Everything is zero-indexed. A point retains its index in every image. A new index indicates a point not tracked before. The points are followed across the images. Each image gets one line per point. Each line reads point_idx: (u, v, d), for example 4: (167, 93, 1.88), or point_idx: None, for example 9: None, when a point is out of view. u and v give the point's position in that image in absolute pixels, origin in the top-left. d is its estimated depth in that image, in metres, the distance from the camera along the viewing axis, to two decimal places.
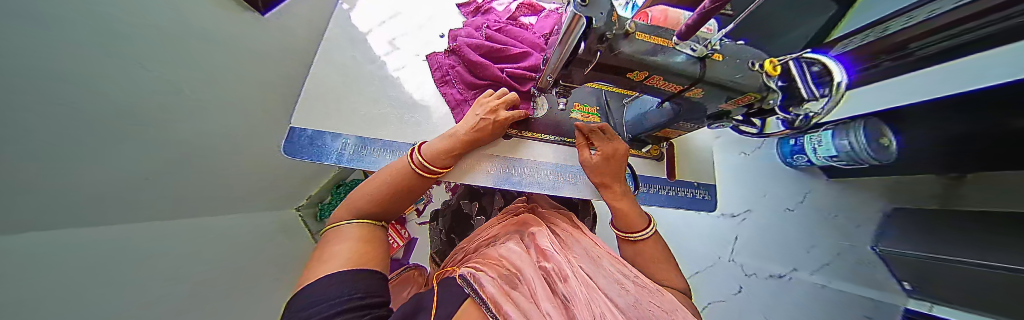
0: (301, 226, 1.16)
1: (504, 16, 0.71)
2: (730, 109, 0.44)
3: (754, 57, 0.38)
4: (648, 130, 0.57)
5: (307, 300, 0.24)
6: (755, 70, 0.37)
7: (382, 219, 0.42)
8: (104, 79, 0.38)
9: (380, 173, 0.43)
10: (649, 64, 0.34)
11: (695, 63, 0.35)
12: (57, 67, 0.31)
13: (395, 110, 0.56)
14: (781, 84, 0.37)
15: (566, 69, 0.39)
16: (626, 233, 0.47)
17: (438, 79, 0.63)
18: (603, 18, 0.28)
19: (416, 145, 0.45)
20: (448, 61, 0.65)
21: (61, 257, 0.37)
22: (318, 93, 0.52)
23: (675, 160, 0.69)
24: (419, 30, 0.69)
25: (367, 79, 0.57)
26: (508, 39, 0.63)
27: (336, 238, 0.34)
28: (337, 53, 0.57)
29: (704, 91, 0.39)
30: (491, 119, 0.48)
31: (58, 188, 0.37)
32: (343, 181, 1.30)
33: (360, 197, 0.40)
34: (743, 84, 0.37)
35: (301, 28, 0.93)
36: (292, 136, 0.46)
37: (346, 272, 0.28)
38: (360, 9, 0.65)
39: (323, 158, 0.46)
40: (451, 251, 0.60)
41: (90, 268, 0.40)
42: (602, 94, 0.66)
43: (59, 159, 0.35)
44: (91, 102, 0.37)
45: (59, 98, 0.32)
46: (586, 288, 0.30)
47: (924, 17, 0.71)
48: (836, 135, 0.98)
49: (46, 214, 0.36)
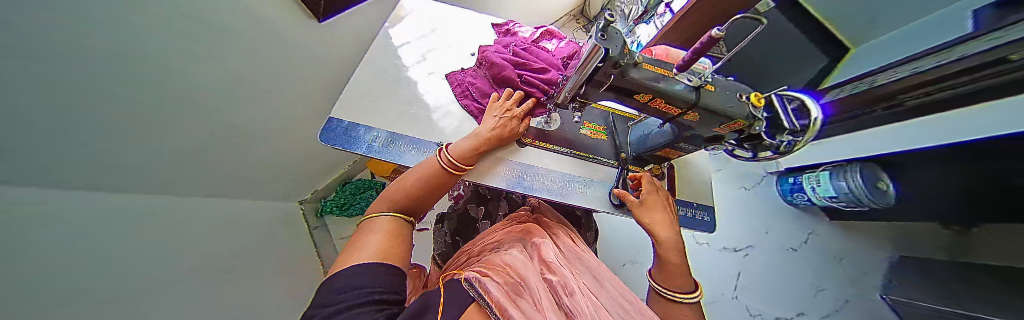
0: (302, 220, 1.21)
1: (528, 40, 0.79)
2: (724, 134, 0.47)
3: (741, 91, 0.44)
4: (649, 150, 0.61)
5: (341, 283, 0.26)
6: (744, 102, 0.42)
7: (409, 215, 0.45)
8: (108, 40, 0.41)
9: (411, 171, 0.46)
10: (654, 90, 0.39)
11: (692, 91, 0.40)
12: (60, 21, 0.33)
13: (422, 111, 0.61)
14: (767, 114, 0.41)
15: (583, 88, 0.44)
16: (680, 294, 0.41)
17: (459, 93, 0.66)
18: (618, 49, 0.34)
19: (443, 146, 0.49)
20: (469, 78, 0.69)
21: (49, 212, 0.38)
22: (359, 91, 0.58)
23: (676, 181, 0.69)
24: (452, 46, 0.76)
25: (401, 82, 0.63)
26: (530, 57, 0.69)
27: (367, 230, 0.37)
28: (379, 60, 0.65)
29: (700, 115, 0.43)
30: (509, 118, 0.54)
31: (47, 138, 0.38)
32: (350, 180, 1.37)
33: (393, 192, 0.43)
34: (735, 113, 0.40)
35: (338, 36, 1.04)
36: (330, 125, 0.51)
37: (371, 264, 0.30)
38: (400, 27, 0.73)
39: (353, 147, 0.49)
40: (454, 254, 0.61)
41: (68, 230, 0.40)
42: (609, 116, 0.72)
43: (54, 117, 0.37)
44: (88, 61, 0.39)
45: (58, 63, 0.35)
46: (593, 307, 0.31)
47: (902, 75, 0.77)
48: (834, 175, 1.01)
49: (35, 162, 0.37)
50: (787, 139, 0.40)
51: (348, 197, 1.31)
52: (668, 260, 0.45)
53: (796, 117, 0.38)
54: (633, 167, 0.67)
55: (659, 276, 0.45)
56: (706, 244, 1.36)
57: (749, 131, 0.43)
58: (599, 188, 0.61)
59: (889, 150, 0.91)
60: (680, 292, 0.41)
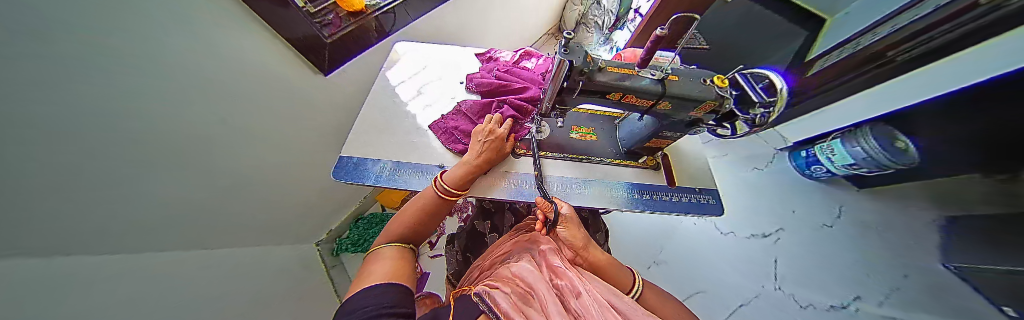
0: (320, 261, 1.23)
1: (509, 63, 0.86)
2: (700, 117, 0.49)
3: (705, 75, 0.48)
4: (640, 142, 0.62)
5: (353, 306, 0.28)
6: (708, 84, 0.45)
7: (410, 243, 0.47)
8: (121, 86, 0.45)
9: (411, 201, 0.49)
10: (623, 87, 0.42)
11: (658, 83, 0.43)
12: (79, 68, 0.37)
13: (423, 138, 0.65)
14: (736, 92, 0.44)
15: (560, 96, 0.47)
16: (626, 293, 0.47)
17: (449, 145, 0.63)
18: (581, 60, 0.39)
19: (439, 175, 0.51)
20: (454, 124, 0.66)
21: (50, 261, 0.38)
22: (364, 131, 0.63)
23: (673, 172, 0.68)
24: (442, 79, 0.83)
25: (400, 118, 0.68)
26: (512, 78, 0.75)
27: (376, 258, 0.39)
28: (379, 102, 0.71)
29: (672, 104, 0.45)
30: (491, 141, 0.54)
31: (54, 183, 0.39)
32: (363, 215, 1.41)
33: (396, 227, 0.46)
34: (703, 96, 0.43)
35: None
36: (341, 162, 0.55)
37: (380, 286, 0.31)
38: (395, 69, 0.81)
39: (363, 179, 0.53)
40: (467, 270, 0.60)
41: (93, 273, 0.43)
42: (597, 118, 0.76)
43: (81, 163, 0.42)
44: (99, 108, 0.42)
45: (77, 106, 0.38)
46: (600, 306, 0.31)
47: (887, 31, 0.75)
48: (845, 142, 0.93)
49: (43, 212, 0.38)
50: (760, 112, 0.42)
51: (361, 233, 1.33)
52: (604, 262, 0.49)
53: (763, 91, 0.41)
54: (627, 162, 0.68)
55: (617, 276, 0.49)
56: (731, 233, 1.28)
57: (721, 111, 0.46)
58: (600, 186, 0.62)
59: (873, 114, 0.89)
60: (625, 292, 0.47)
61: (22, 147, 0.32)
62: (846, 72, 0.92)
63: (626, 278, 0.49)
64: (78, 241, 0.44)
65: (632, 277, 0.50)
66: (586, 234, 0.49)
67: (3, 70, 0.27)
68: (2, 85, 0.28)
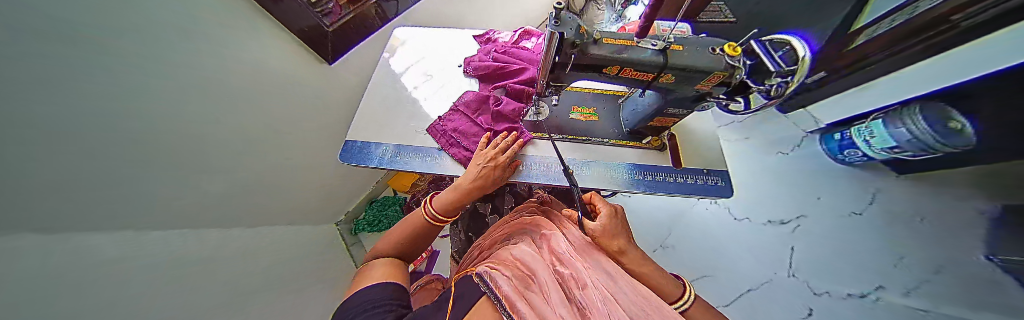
0: (340, 240, 1.33)
1: (508, 43, 0.82)
2: (708, 90, 0.45)
3: (716, 44, 0.43)
4: (641, 122, 0.60)
5: (355, 303, 0.33)
6: (717, 54, 0.41)
7: (408, 260, 0.51)
8: (148, 85, 0.46)
9: (404, 221, 0.53)
10: (619, 60, 0.40)
11: (660, 54, 0.40)
12: (97, 68, 0.37)
13: (422, 122, 0.66)
14: (750, 62, 0.40)
15: (554, 72, 0.45)
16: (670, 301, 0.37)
17: (446, 140, 0.62)
18: (573, 30, 0.38)
19: (428, 198, 0.55)
20: (451, 121, 0.64)
21: (104, 241, 0.43)
22: (366, 117, 0.65)
23: (679, 151, 0.66)
24: (442, 63, 0.82)
25: (400, 103, 0.69)
26: (511, 59, 0.74)
27: (372, 265, 0.43)
28: (381, 87, 0.72)
29: (676, 77, 0.42)
30: (490, 166, 0.53)
31: (98, 175, 0.42)
32: (377, 198, 1.48)
33: (387, 238, 0.50)
34: (710, 67, 0.40)
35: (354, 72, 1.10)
36: (347, 146, 0.59)
37: (374, 287, 0.35)
38: (397, 56, 0.81)
39: (368, 162, 0.57)
40: (468, 250, 0.63)
41: (143, 250, 0.49)
42: (600, 98, 0.73)
43: (124, 156, 0.46)
44: (125, 104, 0.43)
45: (99, 106, 0.39)
46: (606, 300, 0.30)
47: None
48: (887, 123, 0.81)
49: (90, 198, 0.42)
50: (776, 83, 0.38)
51: (375, 214, 1.42)
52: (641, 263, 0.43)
53: (780, 58, 0.37)
54: (629, 143, 0.66)
55: (654, 281, 0.41)
56: (746, 219, 1.20)
57: (731, 83, 0.43)
58: (599, 168, 0.61)
59: (943, 85, 0.74)
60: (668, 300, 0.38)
61: (21, 146, 0.29)
62: (900, 40, 0.78)
63: (670, 284, 0.40)
64: (130, 222, 0.49)
65: (677, 285, 0.40)
66: (633, 240, 0.47)
67: (30, 74, 0.28)
68: (14, 88, 0.27)
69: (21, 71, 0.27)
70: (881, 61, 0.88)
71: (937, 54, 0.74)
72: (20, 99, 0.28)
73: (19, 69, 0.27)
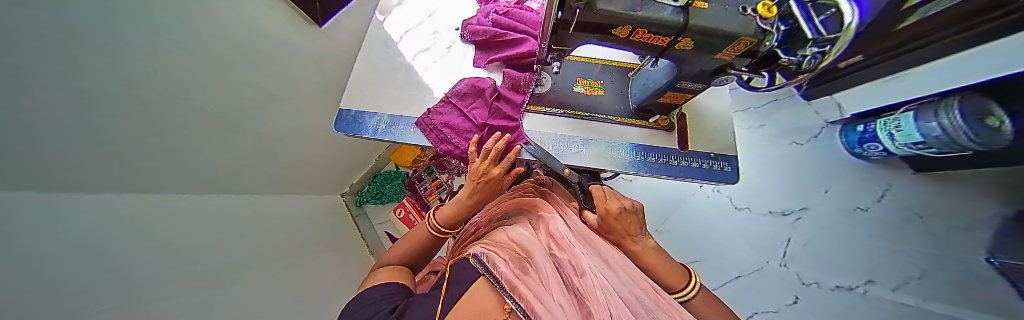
0: (344, 211, 1.39)
1: (511, 3, 0.77)
2: (730, 60, 0.42)
3: (743, 2, 0.37)
4: (649, 97, 0.58)
5: (359, 304, 0.35)
6: (748, 15, 0.35)
7: (417, 269, 0.52)
8: (151, 66, 0.45)
9: (403, 241, 0.52)
10: (633, 19, 0.35)
11: (679, 13, 0.35)
12: (99, 48, 0.36)
13: (417, 92, 0.64)
14: (784, 28, 0.36)
15: (556, 32, 0.42)
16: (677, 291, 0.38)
17: (437, 126, 0.58)
18: None
19: (431, 211, 0.54)
20: (443, 111, 0.59)
21: (100, 214, 0.44)
22: (360, 84, 0.63)
23: (688, 133, 0.64)
24: (439, 27, 0.77)
25: (395, 69, 0.66)
26: (512, 22, 0.69)
27: (374, 276, 0.44)
28: (374, 51, 0.68)
29: (694, 42, 0.38)
30: (484, 182, 0.52)
31: (89, 142, 0.42)
32: (378, 172, 1.50)
33: (392, 252, 0.50)
34: (733, 31, 0.35)
35: (347, 40, 1.04)
36: (340, 115, 0.58)
37: (379, 289, 0.37)
38: (392, 18, 0.75)
39: (361, 131, 0.57)
40: (463, 226, 0.64)
41: (145, 226, 0.50)
42: (608, 70, 0.69)
43: (117, 134, 0.46)
44: (125, 85, 0.42)
45: (95, 87, 0.38)
46: (606, 290, 0.30)
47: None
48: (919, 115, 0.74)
49: (76, 166, 0.41)
50: (812, 54, 0.35)
51: (378, 188, 1.45)
52: (644, 251, 0.44)
53: (821, 21, 0.33)
54: (632, 121, 0.64)
55: (658, 271, 0.41)
56: (746, 209, 1.21)
57: (760, 51, 0.39)
58: (600, 146, 0.60)
59: (951, 86, 0.69)
60: (672, 289, 0.38)
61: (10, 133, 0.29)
62: (935, 29, 0.68)
63: (676, 274, 0.40)
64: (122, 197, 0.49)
65: (683, 277, 0.39)
66: (644, 232, 0.46)
67: (32, 62, 0.27)
68: (14, 78, 0.26)
69: (25, 67, 0.27)
70: (913, 52, 0.78)
71: (954, 51, 0.67)
72: (23, 87, 0.27)
73: (22, 59, 0.26)
